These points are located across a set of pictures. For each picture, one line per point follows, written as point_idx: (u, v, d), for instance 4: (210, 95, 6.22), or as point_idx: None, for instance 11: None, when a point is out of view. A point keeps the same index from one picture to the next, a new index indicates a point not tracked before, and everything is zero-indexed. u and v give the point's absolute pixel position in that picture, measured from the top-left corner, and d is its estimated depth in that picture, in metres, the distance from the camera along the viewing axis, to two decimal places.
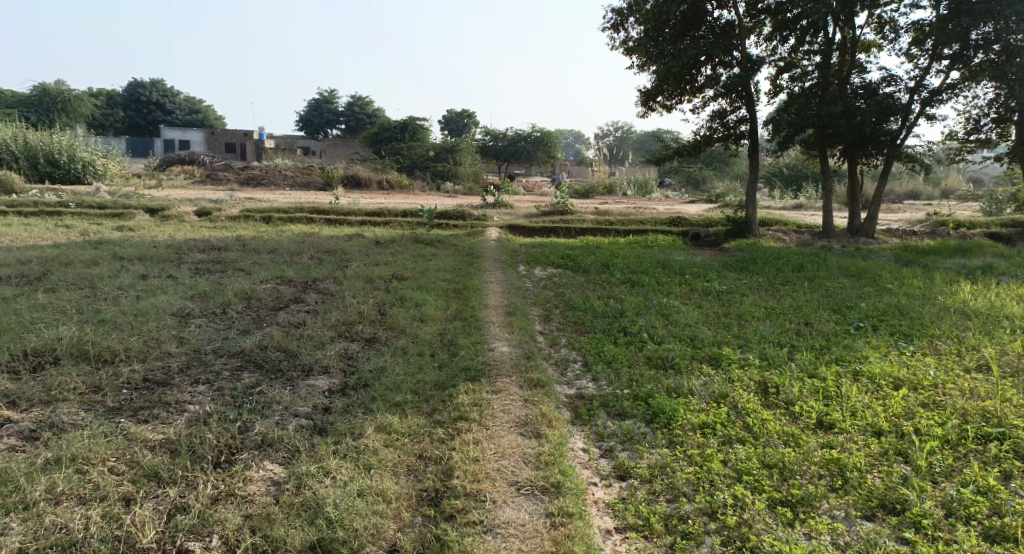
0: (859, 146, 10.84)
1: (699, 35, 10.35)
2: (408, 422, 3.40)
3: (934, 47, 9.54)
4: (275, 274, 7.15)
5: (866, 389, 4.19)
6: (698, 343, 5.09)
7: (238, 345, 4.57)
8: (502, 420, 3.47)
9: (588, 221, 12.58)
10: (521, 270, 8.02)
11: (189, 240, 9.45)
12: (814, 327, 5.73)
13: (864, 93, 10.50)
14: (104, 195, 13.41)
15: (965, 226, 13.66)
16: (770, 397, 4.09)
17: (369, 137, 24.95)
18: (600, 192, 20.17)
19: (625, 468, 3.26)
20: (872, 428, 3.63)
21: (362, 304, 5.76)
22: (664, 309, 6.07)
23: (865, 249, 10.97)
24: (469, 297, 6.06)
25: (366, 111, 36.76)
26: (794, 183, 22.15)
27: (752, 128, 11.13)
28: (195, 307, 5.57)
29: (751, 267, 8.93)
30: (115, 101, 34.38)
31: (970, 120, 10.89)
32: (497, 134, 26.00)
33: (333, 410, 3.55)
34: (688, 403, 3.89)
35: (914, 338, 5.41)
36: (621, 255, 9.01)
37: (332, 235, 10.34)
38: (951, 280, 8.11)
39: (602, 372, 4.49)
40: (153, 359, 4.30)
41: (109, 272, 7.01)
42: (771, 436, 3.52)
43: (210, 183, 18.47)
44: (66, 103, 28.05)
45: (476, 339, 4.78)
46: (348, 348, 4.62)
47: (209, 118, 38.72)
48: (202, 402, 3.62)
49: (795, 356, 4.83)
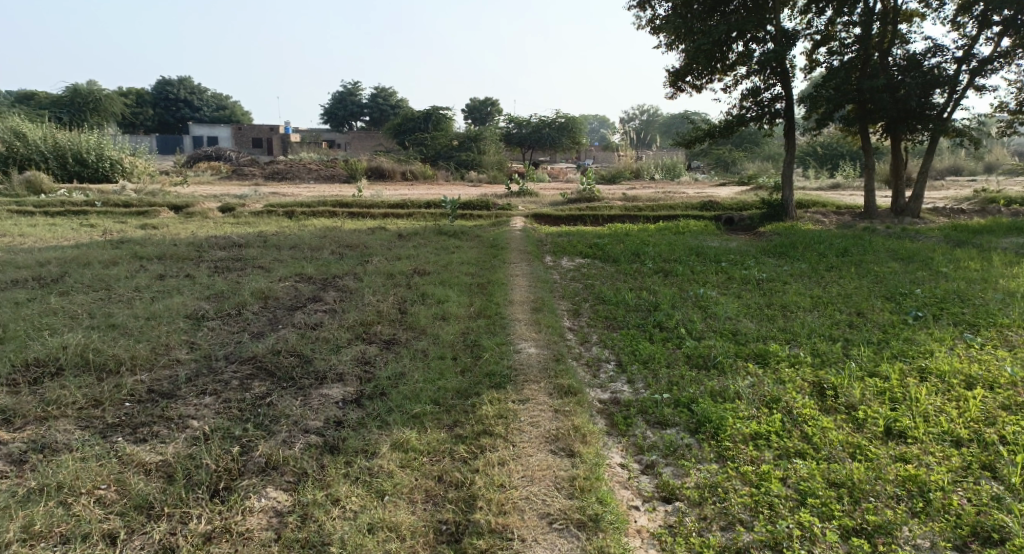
0: (902, 122, 10.23)
1: (730, 11, 9.83)
2: (427, 438, 3.09)
3: (983, 14, 8.91)
4: (295, 271, 6.89)
5: (936, 389, 3.76)
6: (741, 338, 4.70)
7: (250, 350, 4.29)
8: (530, 436, 3.13)
9: (616, 208, 12.13)
10: (548, 261, 7.66)
11: (210, 238, 9.26)
12: (868, 317, 5.29)
13: (906, 65, 9.91)
14: (130, 193, 13.33)
15: (1017, 203, 12.94)
16: (828, 400, 3.69)
17: (393, 128, 24.69)
18: (628, 177, 19.67)
19: (670, 489, 2.91)
20: (950, 437, 3.23)
21: (382, 302, 5.46)
22: (702, 300, 5.68)
23: (911, 230, 10.39)
24: (494, 292, 5.73)
25: (391, 102, 36.57)
26: (830, 162, 21.39)
27: (788, 107, 10.58)
28: (209, 308, 5.32)
29: (792, 252, 8.44)
30: (144, 99, 34.65)
31: (1022, 90, 10.22)
32: (521, 122, 25.36)
33: (346, 425, 3.25)
34: (737, 409, 3.51)
35: (981, 329, 4.95)
36: (652, 243, 8.59)
37: (355, 229, 10.09)
38: (1011, 262, 7.55)
39: (637, 374, 4.13)
40: (161, 368, 4.05)
41: (126, 273, 6.81)
42: (834, 449, 3.14)
43: (236, 178, 18.38)
44: (96, 103, 28.25)
45: (500, 339, 4.44)
46: (365, 351, 4.32)
47: (236, 113, 38.86)
48: (206, 417, 3.34)
49: (851, 352, 4.40)
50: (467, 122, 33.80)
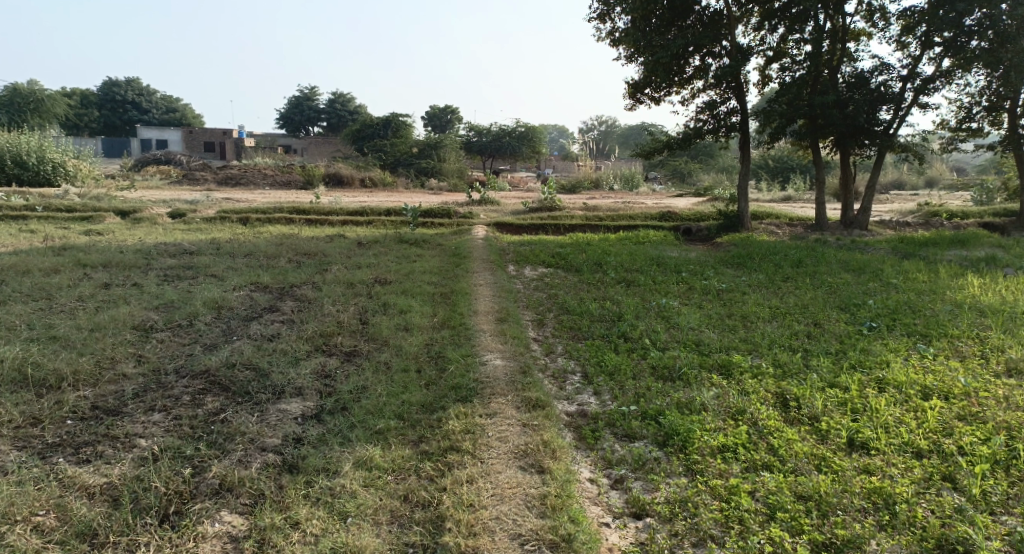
0: (852, 137, 10.52)
1: (687, 25, 9.98)
2: (391, 455, 2.99)
3: (926, 34, 9.23)
4: (249, 280, 6.68)
5: (895, 400, 3.82)
6: (704, 349, 4.71)
7: (203, 364, 4.12)
8: (499, 451, 3.06)
9: (577, 217, 12.17)
10: (510, 271, 7.61)
11: (160, 245, 8.94)
12: (825, 328, 5.37)
13: (855, 82, 10.20)
14: (74, 198, 12.83)
15: (959, 216, 13.41)
16: (791, 411, 3.71)
17: (350, 134, 24.37)
18: (586, 186, 19.82)
19: (640, 504, 2.89)
20: (910, 448, 3.27)
21: (342, 312, 5.32)
22: (665, 311, 5.69)
23: (861, 241, 10.68)
24: (457, 302, 5.65)
25: (349, 109, 36.24)
26: (781, 175, 21.93)
27: (744, 120, 10.77)
28: (158, 319, 5.10)
29: (749, 263, 8.57)
30: (89, 101, 33.55)
31: (962, 108, 10.62)
32: (481, 130, 25.50)
33: (305, 442, 3.13)
34: (703, 421, 3.50)
35: (933, 339, 5.07)
36: (613, 253, 8.61)
37: (312, 236, 9.88)
38: (957, 274, 7.79)
39: (604, 386, 4.10)
40: (106, 383, 3.85)
41: (68, 281, 6.51)
42: (799, 461, 3.14)
43: (187, 183, 17.88)
44: (38, 103, 27.20)
45: (465, 351, 4.36)
46: (325, 364, 4.18)
47: (187, 116, 37.89)
48: (155, 436, 3.17)
49: (812, 362, 4.45)
50: (426, 130, 33.64)
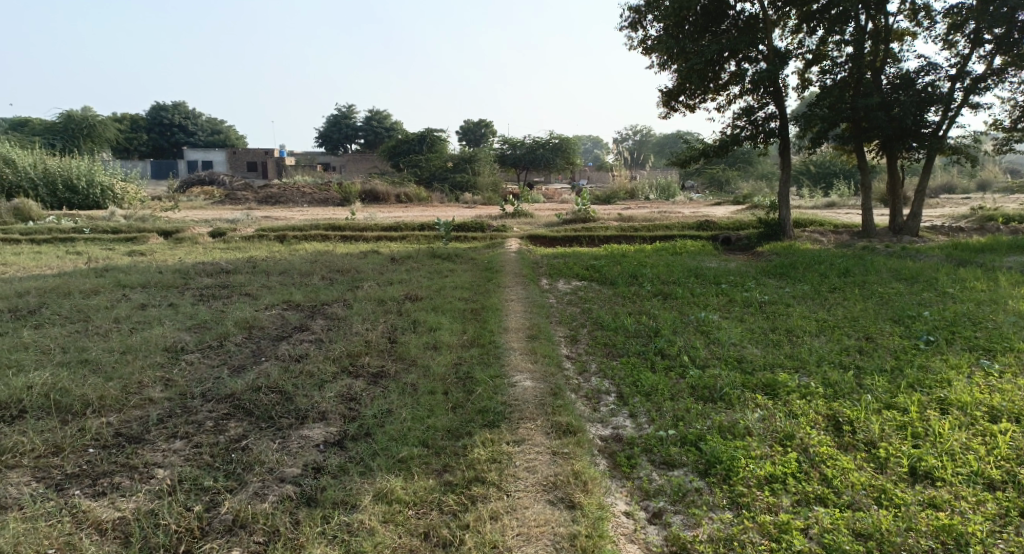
0: (899, 140, 10.10)
1: (722, 31, 9.72)
2: (413, 487, 2.86)
3: (976, 31, 8.81)
4: (282, 298, 6.64)
5: (960, 423, 3.53)
6: (747, 366, 4.45)
7: (228, 387, 4.03)
8: (526, 484, 2.90)
9: (612, 228, 11.94)
10: (544, 285, 7.44)
11: (197, 264, 9.00)
12: (878, 342, 5.06)
13: (901, 84, 9.80)
14: (119, 219, 13.09)
15: (1016, 220, 12.77)
16: (845, 436, 3.46)
17: (387, 150, 24.54)
18: (622, 197, 19.57)
19: (681, 542, 2.71)
20: (981, 479, 3.04)
21: (371, 331, 5.21)
22: (704, 325, 5.44)
23: (912, 248, 10.23)
24: (488, 319, 5.49)
25: (386, 125, 36.65)
26: (824, 180, 21.33)
27: (783, 125, 10.44)
28: (189, 340, 5.06)
29: (793, 273, 8.24)
30: (138, 125, 34.57)
31: (1017, 108, 10.11)
32: (516, 143, 25.35)
33: (325, 471, 3.01)
34: (748, 447, 3.28)
35: (998, 354, 4.73)
36: (649, 264, 8.37)
37: (347, 253, 9.86)
38: (1018, 281, 7.35)
39: (640, 407, 3.89)
40: (131, 408, 3.78)
41: (106, 303, 6.55)
42: (856, 494, 2.93)
43: (228, 202, 18.17)
44: (91, 129, 28.08)
45: (494, 372, 4.19)
46: (351, 386, 4.05)
47: (230, 137, 38.74)
48: (173, 465, 3.08)
49: (864, 381, 4.16)
50: (462, 144, 33.73)
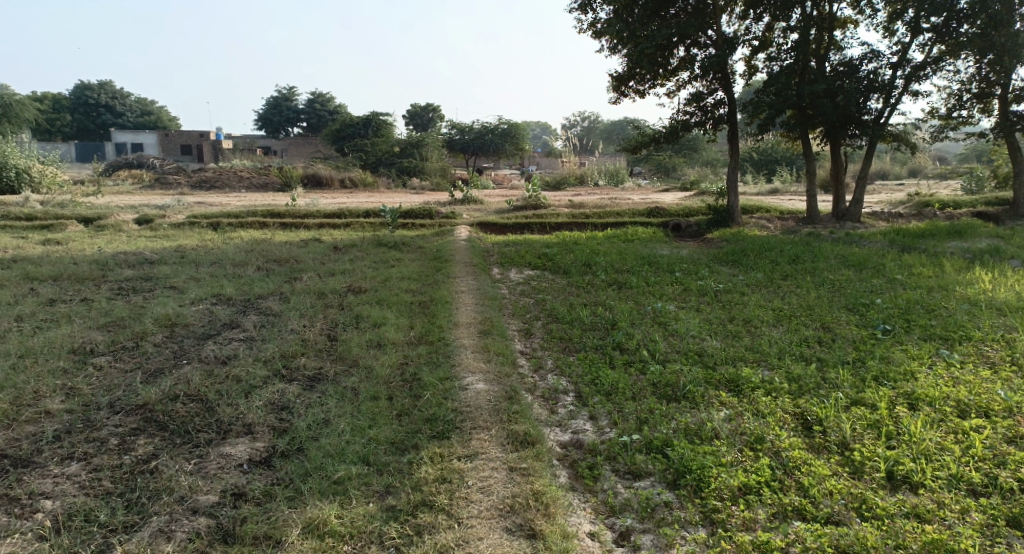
0: (843, 127, 10.12)
1: (671, 15, 9.48)
2: (349, 515, 2.54)
3: (916, 19, 8.79)
4: (211, 291, 6.12)
5: (932, 420, 3.35)
6: (709, 360, 4.22)
7: (141, 396, 3.56)
8: (481, 507, 2.61)
9: (563, 215, 11.68)
10: (494, 274, 7.11)
11: (119, 254, 8.32)
12: (837, 332, 4.89)
13: (845, 71, 9.78)
14: (35, 206, 12.11)
15: (951, 206, 13.03)
16: (816, 437, 3.24)
17: (329, 133, 23.68)
18: (571, 183, 19.39)
19: None
20: (963, 484, 2.86)
21: (308, 328, 4.77)
22: (661, 316, 5.20)
23: (855, 233, 10.30)
24: (436, 312, 5.13)
25: (328, 108, 35.53)
26: (766, 167, 21.58)
27: (733, 111, 10.32)
28: (100, 341, 4.53)
29: (744, 259, 8.12)
30: (61, 105, 32.61)
31: (953, 96, 10.22)
32: (463, 128, 24.84)
33: (247, 498, 2.65)
34: (719, 452, 3.03)
35: (956, 344, 4.61)
36: (601, 252, 8.12)
37: (285, 241, 9.31)
38: (962, 267, 7.39)
39: (601, 409, 3.60)
40: (23, 424, 3.29)
41: (9, 299, 5.89)
42: (835, 504, 2.73)
43: (159, 187, 17.16)
44: (7, 108, 26.24)
45: (442, 374, 3.83)
46: (283, 392, 3.64)
47: (163, 118, 36.99)
48: (65, 494, 2.65)
49: (830, 375, 3.96)
50: (409, 129, 33.01)
